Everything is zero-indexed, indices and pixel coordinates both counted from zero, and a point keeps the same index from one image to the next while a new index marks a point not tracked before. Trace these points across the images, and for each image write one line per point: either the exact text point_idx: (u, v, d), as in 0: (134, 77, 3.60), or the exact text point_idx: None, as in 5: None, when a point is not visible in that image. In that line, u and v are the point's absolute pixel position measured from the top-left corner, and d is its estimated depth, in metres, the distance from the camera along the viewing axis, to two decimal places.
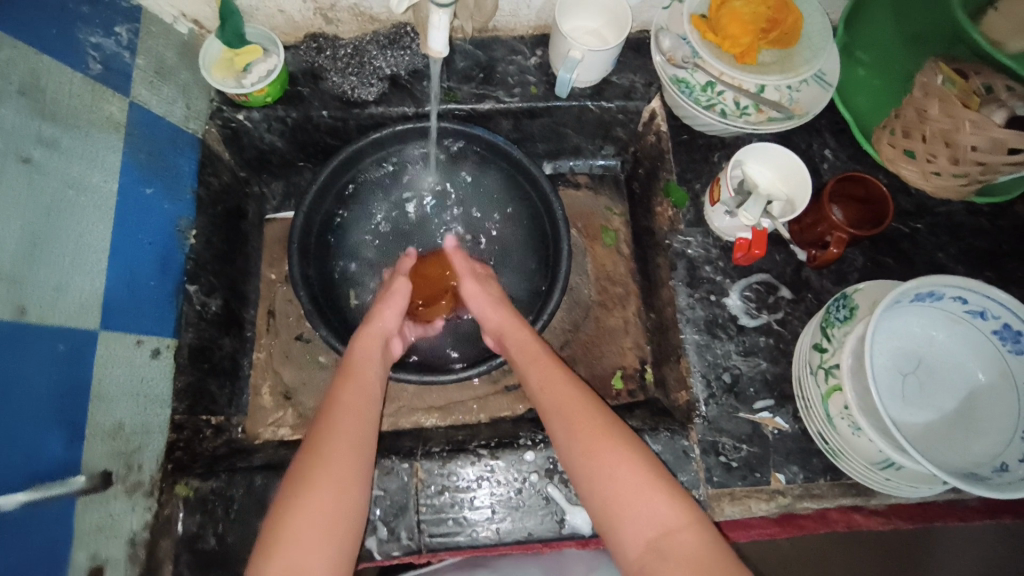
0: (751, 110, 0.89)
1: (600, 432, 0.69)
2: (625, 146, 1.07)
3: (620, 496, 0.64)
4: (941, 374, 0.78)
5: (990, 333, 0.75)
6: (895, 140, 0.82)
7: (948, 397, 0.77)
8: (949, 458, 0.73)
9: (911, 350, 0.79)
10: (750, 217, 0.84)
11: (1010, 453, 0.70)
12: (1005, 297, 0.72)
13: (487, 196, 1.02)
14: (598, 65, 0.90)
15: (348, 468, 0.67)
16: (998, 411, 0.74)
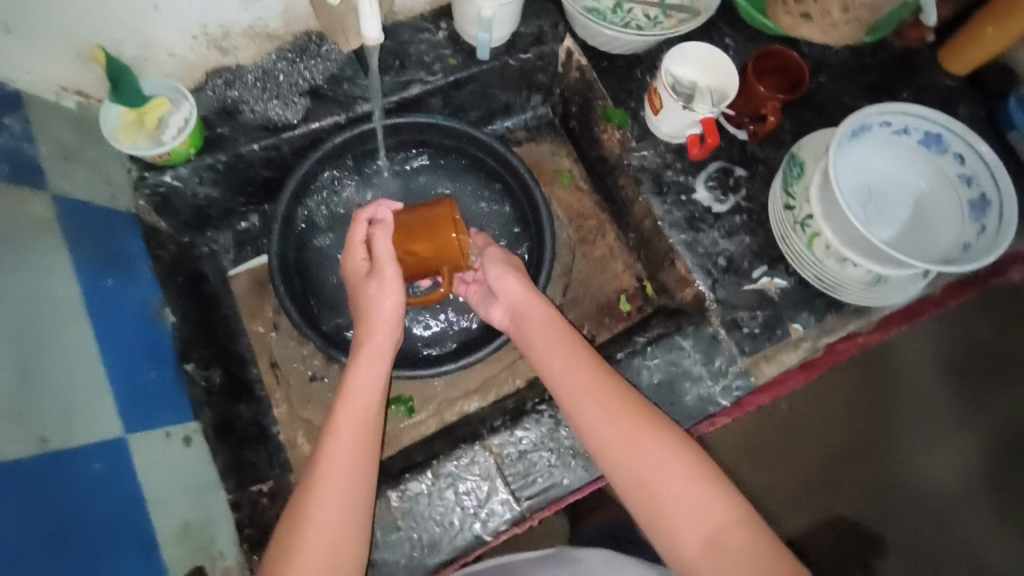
0: (661, 20, 0.95)
1: (644, 427, 0.69)
2: (551, 90, 1.10)
3: (666, 490, 0.66)
4: (891, 193, 0.89)
5: (916, 145, 0.88)
6: (789, 8, 0.91)
7: (902, 210, 0.88)
8: (924, 255, 0.85)
9: (863, 181, 0.88)
10: (706, 107, 0.90)
11: (966, 233, 0.83)
12: (916, 109, 0.85)
13: (443, 180, 1.04)
14: (508, 19, 0.93)
15: (354, 441, 0.66)
16: (943, 205, 0.87)
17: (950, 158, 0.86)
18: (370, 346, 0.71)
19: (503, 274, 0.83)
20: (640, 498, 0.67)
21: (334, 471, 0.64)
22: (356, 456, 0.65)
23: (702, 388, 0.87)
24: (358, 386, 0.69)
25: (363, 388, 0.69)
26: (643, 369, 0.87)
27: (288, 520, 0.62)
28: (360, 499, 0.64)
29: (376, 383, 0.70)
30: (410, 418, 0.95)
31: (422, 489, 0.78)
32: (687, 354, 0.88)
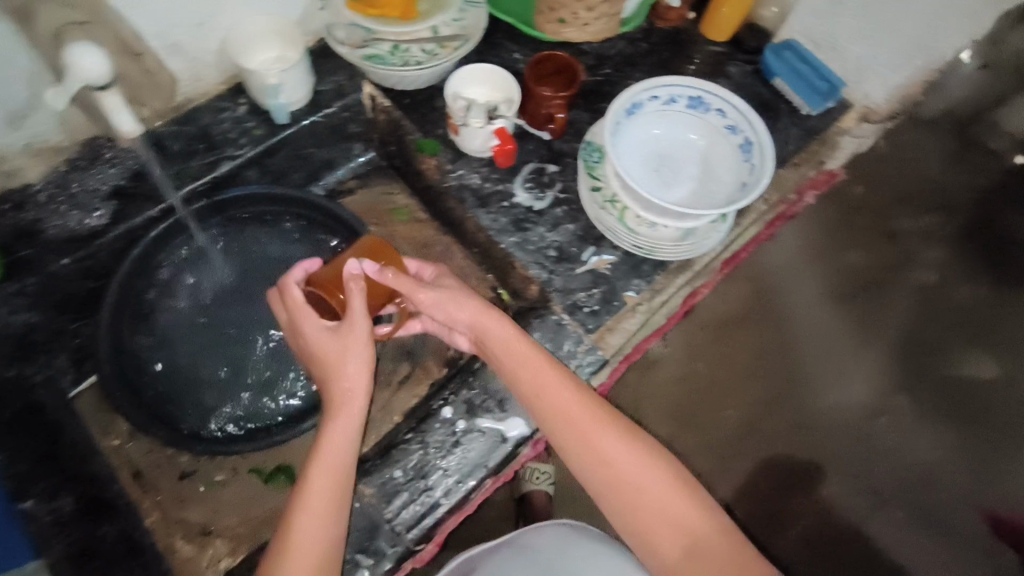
0: (439, 50, 0.97)
1: (618, 437, 0.73)
2: (369, 137, 1.15)
3: (647, 498, 0.70)
4: (679, 154, 0.99)
5: (686, 108, 0.98)
6: (550, 17, 1.04)
7: (693, 166, 0.98)
8: (715, 201, 0.95)
9: (651, 151, 0.98)
10: (478, 122, 0.97)
11: (744, 173, 0.93)
12: (673, 79, 0.95)
13: (276, 241, 1.03)
14: (299, 82, 0.96)
15: (323, 489, 0.69)
16: (722, 154, 0.97)
17: (716, 113, 0.96)
18: (338, 399, 0.74)
19: (451, 306, 0.79)
20: (619, 502, 0.71)
21: (303, 537, 0.67)
22: (325, 521, 0.68)
23: None
24: (329, 448, 0.71)
25: (340, 442, 0.72)
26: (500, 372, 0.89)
27: (275, 551, 0.67)
28: (332, 544, 0.68)
29: (351, 444, 0.73)
30: (295, 484, 0.94)
31: None
32: (538, 346, 0.92)
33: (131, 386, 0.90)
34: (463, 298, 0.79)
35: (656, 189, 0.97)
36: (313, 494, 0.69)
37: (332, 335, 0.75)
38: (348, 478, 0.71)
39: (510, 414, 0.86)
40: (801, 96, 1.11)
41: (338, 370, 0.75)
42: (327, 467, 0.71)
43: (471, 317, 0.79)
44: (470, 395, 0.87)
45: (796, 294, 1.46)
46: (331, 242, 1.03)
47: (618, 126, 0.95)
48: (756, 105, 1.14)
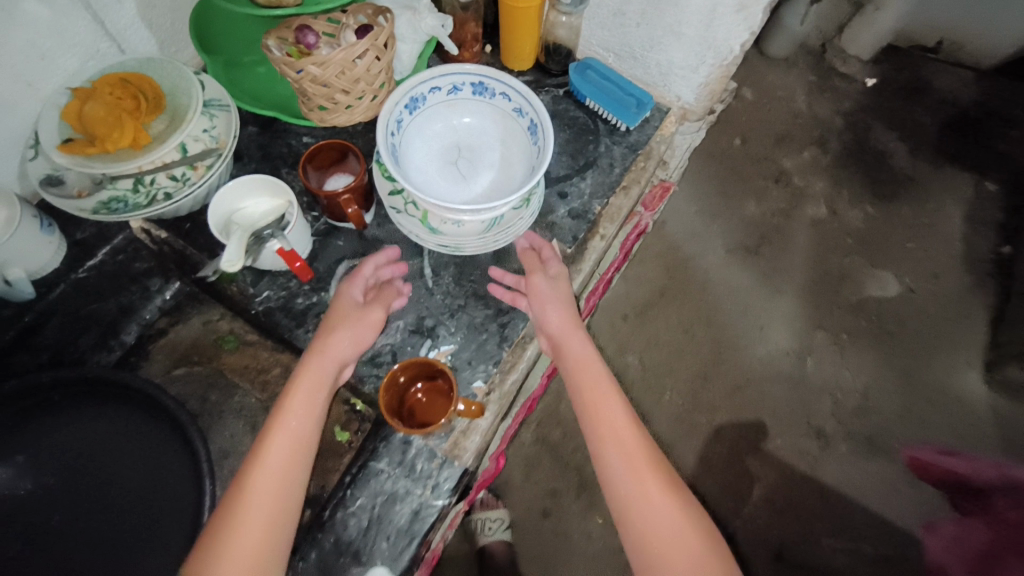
0: (190, 173, 0.85)
1: (633, 432, 0.79)
2: (165, 266, 1.01)
3: (638, 472, 0.75)
4: (474, 143, 0.96)
5: (471, 93, 0.94)
6: (308, 105, 0.87)
7: (491, 152, 0.96)
8: (515, 183, 0.92)
9: (446, 144, 0.95)
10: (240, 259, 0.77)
11: (534, 154, 0.90)
12: (449, 67, 0.91)
13: (66, 426, 0.87)
14: (28, 246, 0.83)
15: (303, 424, 0.74)
16: (515, 135, 0.94)
17: (500, 95, 0.93)
18: (315, 371, 0.77)
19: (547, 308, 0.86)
20: (615, 461, 0.77)
21: (263, 477, 0.70)
22: (285, 472, 0.71)
23: (414, 500, 0.80)
24: (302, 385, 0.76)
25: (313, 387, 0.76)
26: (350, 517, 0.80)
27: (217, 527, 0.67)
28: (289, 506, 0.70)
29: (319, 391, 0.76)
30: None
31: None
32: (386, 474, 0.82)
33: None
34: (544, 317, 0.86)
35: (454, 183, 0.94)
36: (280, 438, 0.72)
37: (354, 308, 0.82)
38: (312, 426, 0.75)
39: (370, 566, 0.77)
40: (613, 115, 1.06)
41: (319, 365, 0.77)
42: (298, 412, 0.74)
43: (553, 325, 0.86)
44: (322, 554, 0.78)
45: (720, 269, 1.74)
46: (149, 415, 0.88)
47: (398, 123, 0.90)
48: (575, 131, 1.08)
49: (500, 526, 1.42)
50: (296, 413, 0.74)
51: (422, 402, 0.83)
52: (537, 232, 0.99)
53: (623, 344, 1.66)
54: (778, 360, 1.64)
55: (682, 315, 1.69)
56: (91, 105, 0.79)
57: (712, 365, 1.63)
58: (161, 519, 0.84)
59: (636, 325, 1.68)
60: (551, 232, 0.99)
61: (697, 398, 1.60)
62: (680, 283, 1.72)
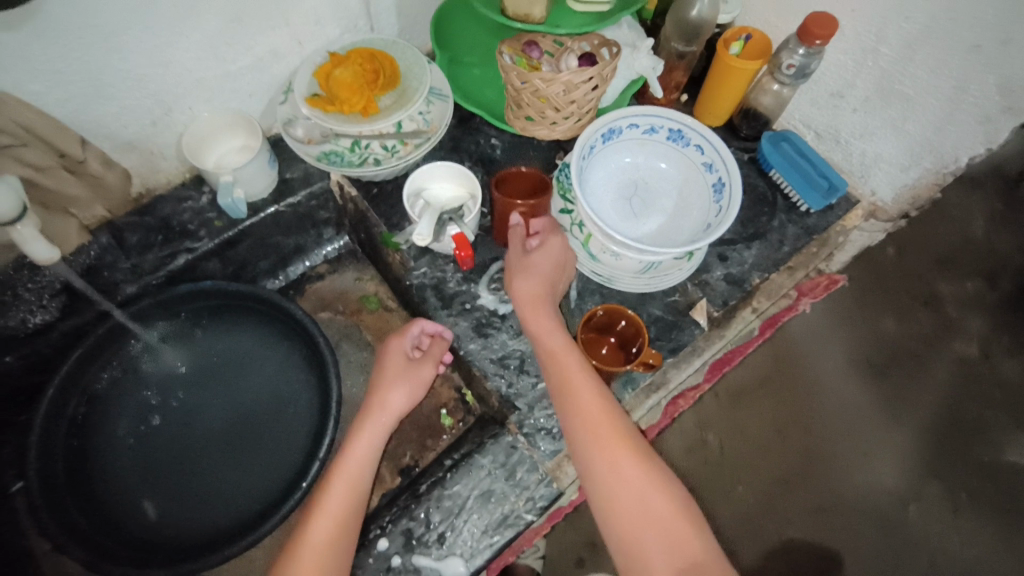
0: (399, 147, 0.94)
1: (623, 444, 0.72)
2: (341, 221, 1.12)
3: (618, 460, 0.71)
4: (652, 185, 0.98)
5: (666, 139, 0.97)
6: (516, 112, 0.95)
7: (666, 198, 0.98)
8: (682, 234, 0.94)
9: (625, 179, 0.98)
10: (424, 235, 0.88)
11: (711, 213, 0.91)
12: (652, 110, 0.95)
13: (229, 334, 1.00)
14: (256, 174, 0.95)
15: (345, 507, 0.75)
16: (694, 189, 0.96)
17: (694, 148, 0.95)
18: (347, 476, 0.78)
19: (528, 286, 0.82)
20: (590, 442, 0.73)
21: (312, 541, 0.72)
22: (326, 552, 0.71)
23: (507, 505, 0.82)
24: (338, 488, 0.76)
25: (358, 466, 0.79)
26: (445, 499, 0.83)
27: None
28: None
29: (369, 459, 0.80)
30: None
31: None
32: (486, 472, 0.84)
33: (51, 503, 0.82)
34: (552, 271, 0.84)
35: (624, 217, 0.97)
36: (329, 509, 0.75)
37: (403, 364, 0.88)
38: (353, 510, 0.76)
39: (451, 553, 0.80)
40: (797, 192, 1.04)
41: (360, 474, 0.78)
42: (352, 482, 0.78)
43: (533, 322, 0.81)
44: (411, 524, 0.82)
45: (833, 356, 1.40)
46: (291, 340, 0.99)
47: (591, 148, 0.94)
48: (752, 198, 1.06)
49: (533, 553, 1.20)
50: (329, 519, 0.74)
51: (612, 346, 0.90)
52: (689, 287, 0.98)
53: (719, 425, 1.36)
54: (875, 498, 1.31)
55: (772, 406, 1.37)
56: (343, 69, 0.90)
57: (798, 474, 1.32)
58: (280, 437, 0.94)
59: (724, 409, 1.37)
60: (702, 290, 0.98)
61: (770, 506, 1.31)
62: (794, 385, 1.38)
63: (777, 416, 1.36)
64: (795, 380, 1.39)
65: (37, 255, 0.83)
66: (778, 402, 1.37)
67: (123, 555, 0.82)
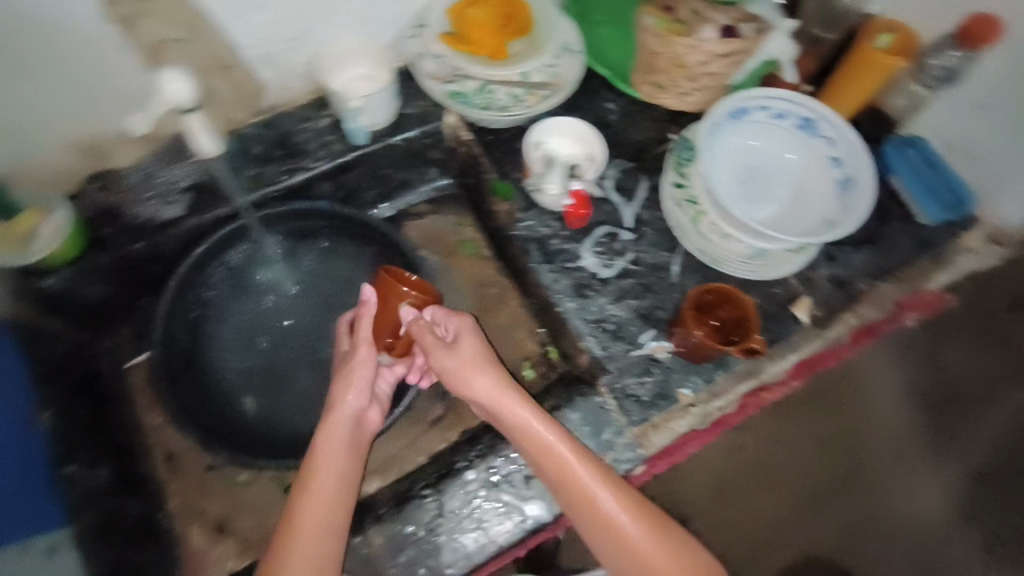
0: (525, 97, 0.95)
1: (597, 485, 0.76)
2: (447, 163, 1.15)
3: (598, 503, 0.75)
4: (770, 170, 0.95)
5: (794, 127, 0.94)
6: (645, 78, 0.94)
7: (782, 187, 0.95)
8: (798, 227, 0.92)
9: (744, 161, 0.95)
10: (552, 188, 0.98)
11: (831, 210, 0.91)
12: (788, 94, 0.92)
13: (332, 254, 1.04)
14: (381, 105, 0.97)
15: (314, 518, 0.73)
16: (816, 182, 0.93)
17: (824, 141, 0.92)
18: (324, 465, 0.77)
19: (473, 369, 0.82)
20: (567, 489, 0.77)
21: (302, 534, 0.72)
22: (320, 536, 0.72)
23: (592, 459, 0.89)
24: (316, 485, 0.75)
25: (317, 467, 0.77)
26: None
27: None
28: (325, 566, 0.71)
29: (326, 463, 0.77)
30: None
31: None
32: (574, 426, 0.92)
33: (170, 386, 0.91)
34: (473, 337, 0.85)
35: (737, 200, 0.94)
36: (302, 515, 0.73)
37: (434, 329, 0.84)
38: (337, 489, 0.76)
39: (533, 495, 0.88)
40: (920, 203, 1.01)
41: (311, 507, 0.74)
42: (304, 489, 0.76)
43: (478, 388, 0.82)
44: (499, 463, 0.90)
45: (966, 368, 1.11)
46: (390, 275, 1.02)
47: (716, 127, 0.93)
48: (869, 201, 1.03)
49: None
50: (316, 495, 0.75)
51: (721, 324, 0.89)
52: (792, 282, 0.99)
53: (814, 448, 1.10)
54: (930, 527, 1.05)
55: (888, 404, 1.11)
56: (475, 11, 0.93)
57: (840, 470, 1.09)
58: None
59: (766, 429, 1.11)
60: (806, 288, 0.98)
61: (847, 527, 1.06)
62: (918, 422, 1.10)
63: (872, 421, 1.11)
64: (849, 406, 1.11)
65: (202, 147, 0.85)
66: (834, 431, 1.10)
67: (234, 441, 0.92)
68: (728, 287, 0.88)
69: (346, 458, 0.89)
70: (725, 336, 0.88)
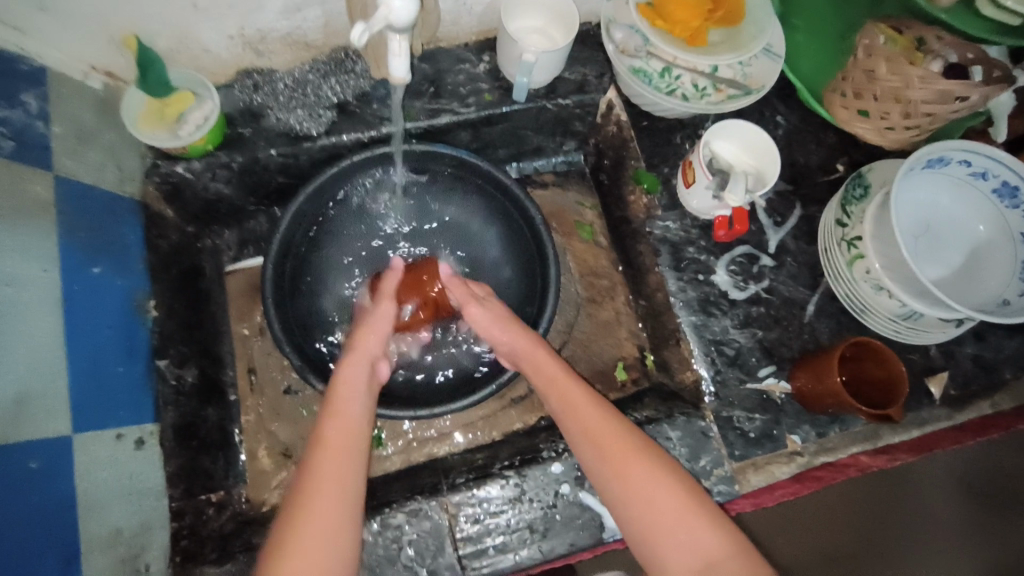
0: (710, 91, 0.91)
1: (654, 476, 0.65)
2: (586, 138, 1.08)
3: (654, 496, 0.63)
4: (946, 232, 0.88)
5: (989, 192, 0.85)
6: (847, 101, 0.86)
7: (954, 253, 0.87)
8: (965, 300, 0.84)
9: (922, 215, 0.87)
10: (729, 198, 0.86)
11: (1010, 290, 0.83)
12: (999, 154, 0.83)
13: (456, 205, 1.00)
14: (552, 63, 0.89)
15: (341, 441, 0.69)
16: (996, 257, 0.85)
17: (1020, 215, 0.84)
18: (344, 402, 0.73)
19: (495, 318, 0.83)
20: (613, 477, 0.66)
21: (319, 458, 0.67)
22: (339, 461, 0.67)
23: None
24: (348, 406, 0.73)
25: (352, 390, 0.75)
26: None
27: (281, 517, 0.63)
28: (350, 497, 0.65)
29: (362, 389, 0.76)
30: (379, 448, 0.95)
31: (368, 538, 0.76)
32: (672, 445, 0.85)
33: (280, 300, 0.88)
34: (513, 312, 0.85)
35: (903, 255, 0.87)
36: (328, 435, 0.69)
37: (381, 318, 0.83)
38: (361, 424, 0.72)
39: None
40: None
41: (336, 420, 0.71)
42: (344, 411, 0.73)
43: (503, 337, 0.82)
44: None
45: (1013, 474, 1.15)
46: (510, 241, 0.99)
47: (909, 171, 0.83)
48: None
49: None
50: (344, 419, 0.71)
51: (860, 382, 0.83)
52: (934, 354, 0.91)
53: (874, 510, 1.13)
54: None
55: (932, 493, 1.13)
56: None
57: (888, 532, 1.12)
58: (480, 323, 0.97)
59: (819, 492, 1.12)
60: (946, 362, 0.91)
61: None
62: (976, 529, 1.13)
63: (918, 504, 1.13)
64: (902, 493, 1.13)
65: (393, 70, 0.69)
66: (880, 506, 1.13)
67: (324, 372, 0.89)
68: (875, 341, 0.80)
69: (435, 415, 0.87)
70: (865, 395, 0.82)
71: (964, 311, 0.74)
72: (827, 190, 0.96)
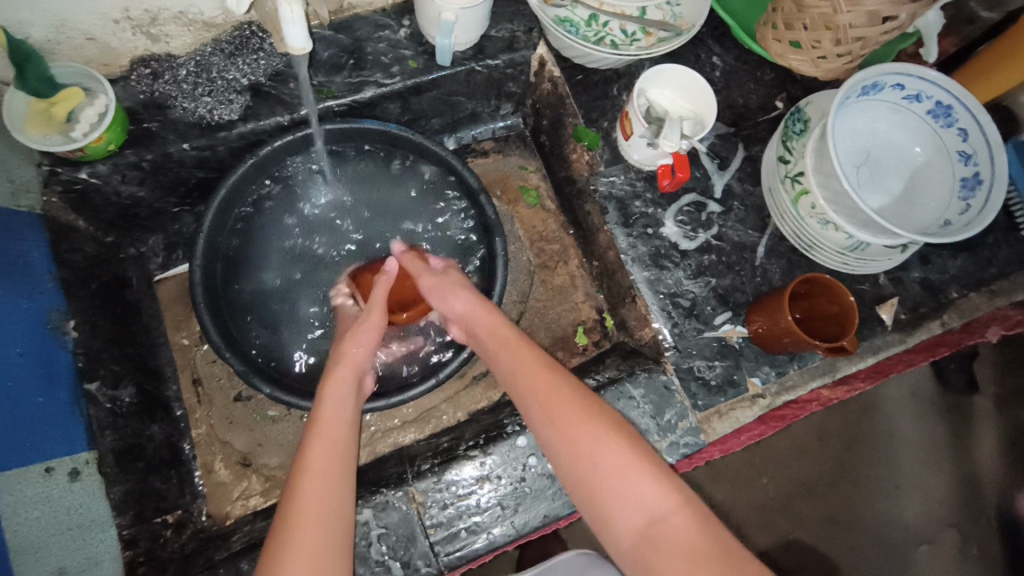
0: (640, 36, 0.88)
1: (604, 439, 0.63)
2: (521, 100, 1.04)
3: (598, 461, 0.62)
4: (887, 159, 0.87)
5: (925, 114, 0.85)
6: (779, 34, 0.83)
7: (896, 179, 0.87)
8: (909, 225, 0.84)
9: (861, 144, 0.87)
10: (670, 144, 0.82)
11: (951, 210, 0.83)
12: (932, 74, 0.82)
13: (392, 182, 0.96)
14: (474, 22, 0.84)
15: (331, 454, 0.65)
16: (935, 178, 0.85)
17: (955, 133, 0.84)
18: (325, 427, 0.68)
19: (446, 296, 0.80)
20: (559, 446, 0.65)
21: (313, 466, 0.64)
22: (330, 475, 0.64)
23: (649, 442, 0.83)
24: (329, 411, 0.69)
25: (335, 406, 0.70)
26: None
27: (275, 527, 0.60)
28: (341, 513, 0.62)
29: (346, 408, 0.71)
30: None
31: None
32: (635, 404, 0.84)
33: (212, 305, 0.83)
34: (458, 290, 0.80)
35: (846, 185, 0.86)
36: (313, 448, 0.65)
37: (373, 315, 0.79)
38: (347, 433, 0.69)
39: None
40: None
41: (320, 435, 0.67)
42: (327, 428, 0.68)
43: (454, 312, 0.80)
44: None
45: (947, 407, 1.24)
46: (453, 219, 0.95)
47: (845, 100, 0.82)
48: None
49: None
50: (327, 431, 0.67)
51: (816, 317, 0.84)
52: (883, 282, 0.92)
53: (834, 441, 1.22)
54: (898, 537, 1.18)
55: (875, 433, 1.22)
56: None
57: (836, 477, 1.20)
58: None
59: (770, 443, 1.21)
60: (895, 288, 0.92)
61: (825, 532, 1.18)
62: (930, 450, 1.22)
63: (863, 447, 1.22)
64: (847, 435, 1.22)
65: (292, 42, 0.67)
66: (829, 448, 1.21)
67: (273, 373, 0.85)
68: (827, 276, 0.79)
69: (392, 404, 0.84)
70: (822, 331, 0.83)
71: (904, 236, 0.73)
72: (768, 129, 0.95)
